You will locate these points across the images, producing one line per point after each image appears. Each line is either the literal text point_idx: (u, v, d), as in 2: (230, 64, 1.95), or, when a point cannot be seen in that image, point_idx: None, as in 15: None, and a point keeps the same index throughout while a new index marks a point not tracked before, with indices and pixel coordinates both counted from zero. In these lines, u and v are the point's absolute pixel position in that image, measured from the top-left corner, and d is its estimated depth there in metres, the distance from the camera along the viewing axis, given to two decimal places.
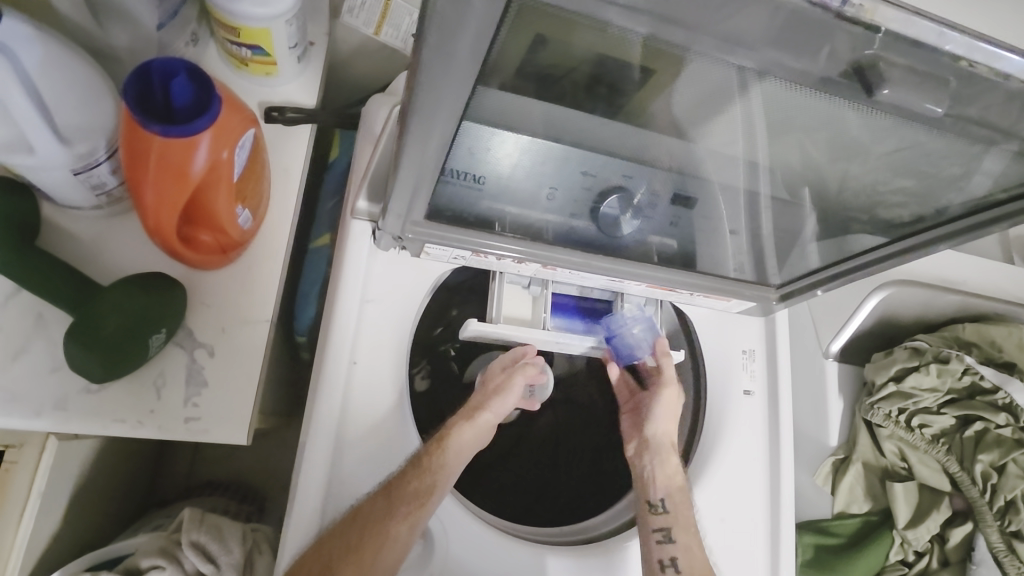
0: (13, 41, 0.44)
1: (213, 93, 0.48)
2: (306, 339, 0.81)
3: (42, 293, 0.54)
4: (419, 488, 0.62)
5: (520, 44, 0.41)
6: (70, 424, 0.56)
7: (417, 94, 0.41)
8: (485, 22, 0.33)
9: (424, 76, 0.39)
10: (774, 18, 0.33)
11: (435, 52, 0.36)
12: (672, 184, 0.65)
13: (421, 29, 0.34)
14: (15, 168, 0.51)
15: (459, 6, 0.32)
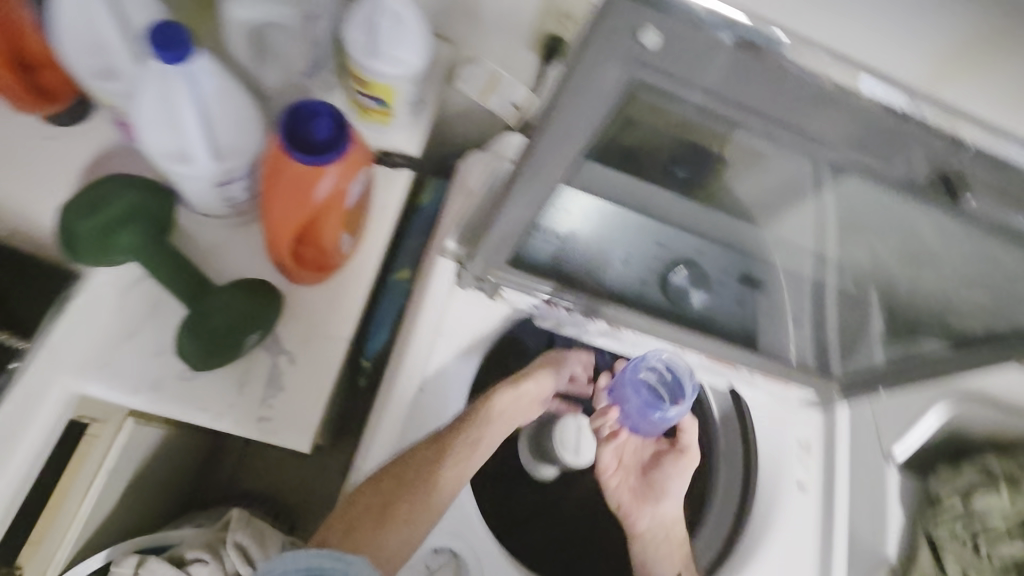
0: (199, 72, 0.53)
1: (347, 133, 0.55)
2: (370, 365, 0.85)
3: (165, 283, 0.61)
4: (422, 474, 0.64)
5: (632, 122, 0.45)
6: (162, 404, 0.62)
7: (535, 146, 0.45)
8: (609, 96, 0.38)
9: (546, 132, 0.43)
10: (865, 128, 0.37)
11: (562, 113, 0.40)
12: (739, 266, 0.71)
13: (553, 97, 0.40)
14: (168, 173, 0.59)
15: (585, 84, 0.37)
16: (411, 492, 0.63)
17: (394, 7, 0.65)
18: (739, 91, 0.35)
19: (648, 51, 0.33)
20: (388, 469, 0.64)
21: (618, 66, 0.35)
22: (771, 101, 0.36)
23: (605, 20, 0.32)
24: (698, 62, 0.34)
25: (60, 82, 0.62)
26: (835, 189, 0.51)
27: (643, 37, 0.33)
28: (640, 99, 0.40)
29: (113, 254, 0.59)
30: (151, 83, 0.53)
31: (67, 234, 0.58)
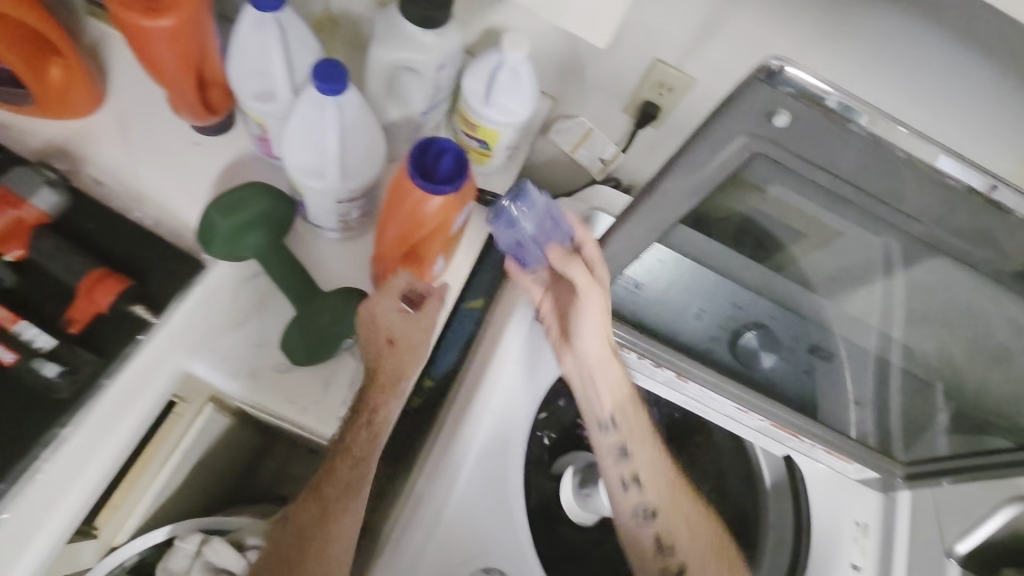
0: (348, 101, 0.61)
1: (464, 170, 0.60)
2: (433, 387, 0.84)
3: (279, 282, 0.67)
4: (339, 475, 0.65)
5: (734, 192, 0.50)
6: (257, 391, 0.67)
7: (645, 203, 0.50)
8: (729, 163, 0.43)
9: (660, 193, 0.47)
10: (942, 200, 0.43)
11: (681, 177, 0.45)
12: (809, 337, 0.73)
13: (677, 158, 0.44)
14: (300, 185, 0.66)
15: (712, 150, 0.42)
16: (341, 488, 0.66)
17: (514, 64, 0.70)
18: (842, 165, 0.41)
19: (775, 125, 0.39)
20: (342, 451, 0.65)
21: (744, 137, 0.40)
22: (866, 174, 0.42)
23: (743, 96, 0.38)
24: (814, 138, 0.40)
25: (221, 96, 0.69)
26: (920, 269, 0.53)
27: (774, 115, 0.38)
28: (756, 167, 0.44)
29: (240, 250, 0.66)
30: (307, 107, 0.61)
31: (207, 227, 0.64)
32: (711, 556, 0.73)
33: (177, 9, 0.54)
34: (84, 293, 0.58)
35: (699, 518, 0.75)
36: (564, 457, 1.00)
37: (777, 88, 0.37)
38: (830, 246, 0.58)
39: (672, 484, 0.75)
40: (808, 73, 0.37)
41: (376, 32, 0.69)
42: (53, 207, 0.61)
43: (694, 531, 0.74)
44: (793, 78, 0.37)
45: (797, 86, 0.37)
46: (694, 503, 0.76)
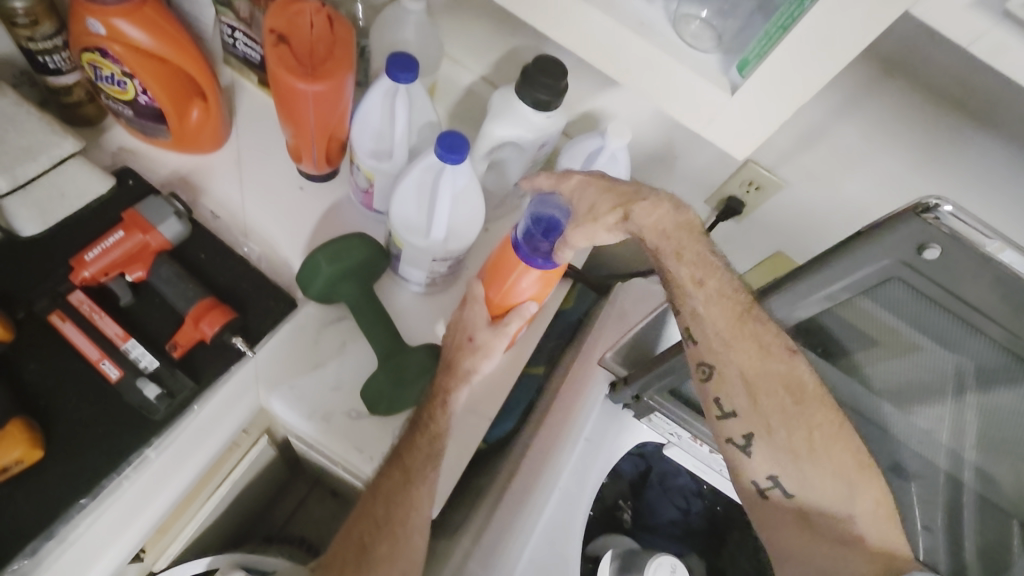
0: (464, 170, 0.64)
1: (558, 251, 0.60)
2: (485, 448, 0.82)
3: (367, 329, 0.69)
4: (417, 462, 0.62)
5: (854, 308, 0.55)
6: (326, 435, 0.66)
7: (776, 296, 0.55)
8: (867, 279, 0.50)
9: (797, 291, 0.53)
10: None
11: (821, 279, 0.51)
12: (888, 453, 0.70)
13: (823, 262, 0.51)
14: (400, 240, 0.69)
15: (859, 262, 0.49)
16: (423, 470, 0.62)
17: (615, 150, 0.73)
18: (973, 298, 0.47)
19: (924, 256, 0.46)
20: (392, 470, 0.62)
21: (888, 258, 0.48)
22: (994, 307, 0.47)
23: (899, 226, 0.46)
24: (956, 271, 0.47)
25: (338, 150, 0.74)
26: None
27: (926, 248, 0.46)
28: (889, 287, 0.50)
29: (334, 296, 0.70)
30: (426, 169, 0.65)
31: (311, 269, 0.67)
32: (832, 482, 0.61)
33: (328, 76, 0.62)
34: (191, 321, 0.62)
35: (801, 421, 0.60)
36: (603, 538, 0.96)
37: (932, 221, 0.45)
38: (921, 361, 0.58)
39: (759, 378, 0.60)
40: (965, 217, 0.45)
41: (493, 109, 0.73)
42: (177, 235, 0.66)
43: (808, 451, 0.60)
44: (948, 218, 0.45)
45: (948, 224, 0.45)
46: (791, 401, 0.60)
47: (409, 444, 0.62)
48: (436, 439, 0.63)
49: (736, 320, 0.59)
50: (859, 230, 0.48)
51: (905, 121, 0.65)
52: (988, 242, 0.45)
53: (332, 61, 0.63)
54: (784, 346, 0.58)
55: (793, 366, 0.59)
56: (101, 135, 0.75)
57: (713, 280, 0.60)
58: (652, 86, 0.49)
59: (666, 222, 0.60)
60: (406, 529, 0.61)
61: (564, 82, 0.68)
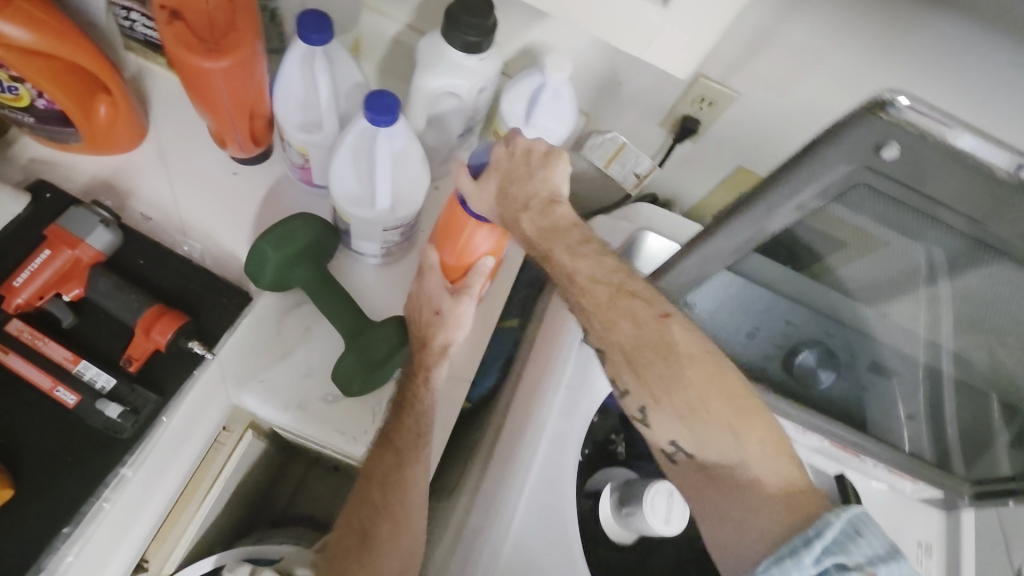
0: (400, 133, 0.60)
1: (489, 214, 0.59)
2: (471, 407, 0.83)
3: (329, 312, 0.67)
4: (405, 441, 0.62)
5: (815, 217, 0.53)
6: (303, 423, 0.66)
7: (748, 215, 0.53)
8: (831, 186, 0.48)
9: (767, 205, 0.51)
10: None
11: (789, 190, 0.49)
12: (863, 352, 0.70)
13: (786, 174, 0.49)
14: (346, 216, 0.65)
15: (817, 172, 0.47)
16: (410, 451, 0.62)
17: (558, 85, 0.70)
18: (943, 188, 0.45)
19: (885, 156, 0.44)
20: (383, 453, 0.62)
21: (851, 163, 0.45)
22: (966, 199, 0.45)
23: (854, 127, 0.43)
24: (917, 167, 0.44)
25: (264, 128, 0.69)
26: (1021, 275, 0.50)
27: (884, 147, 0.43)
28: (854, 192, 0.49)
29: (288, 282, 0.67)
30: (360, 139, 0.61)
31: (257, 258, 0.64)
32: (721, 434, 0.57)
33: (234, 50, 0.57)
34: (142, 331, 0.60)
35: (679, 380, 0.57)
36: (600, 472, 0.98)
37: (884, 119, 0.41)
38: (883, 258, 0.58)
39: (636, 347, 0.58)
40: (925, 108, 0.41)
41: (421, 59, 0.68)
42: (108, 245, 0.63)
43: (697, 410, 0.57)
44: (904, 111, 0.42)
45: (906, 118, 0.42)
46: (665, 364, 0.57)
47: (398, 427, 0.62)
48: (423, 414, 0.62)
49: (609, 300, 0.57)
50: (816, 135, 0.45)
51: (852, 11, 0.61)
52: (940, 132, 0.41)
53: (234, 32, 0.57)
54: (655, 313, 0.57)
55: (663, 331, 0.57)
56: (8, 148, 0.70)
57: (586, 266, 0.57)
58: (582, 10, 0.45)
59: (534, 228, 0.57)
60: (403, 507, 0.62)
61: (492, 20, 0.63)
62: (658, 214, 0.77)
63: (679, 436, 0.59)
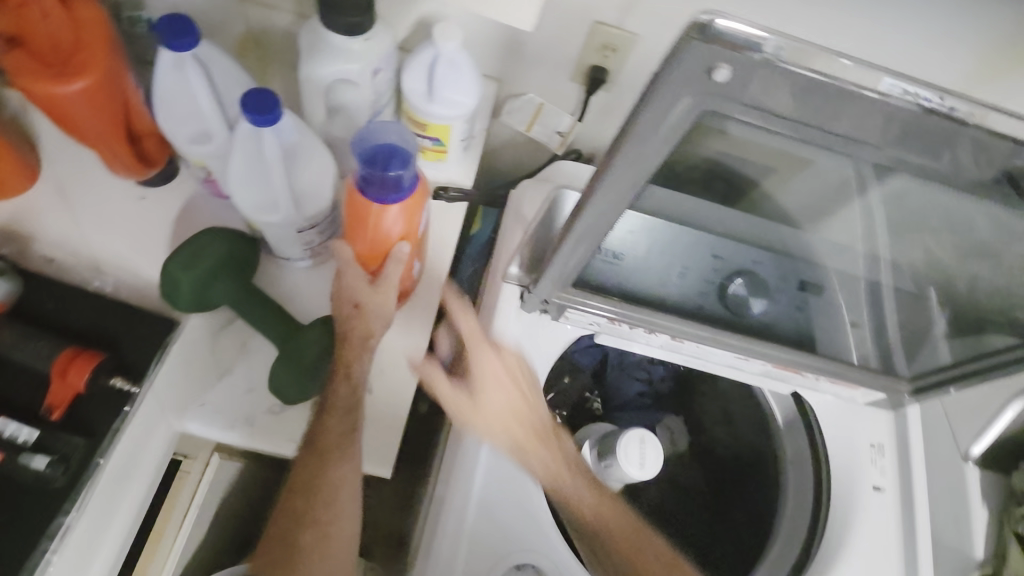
0: (285, 128, 0.59)
1: (397, 193, 0.56)
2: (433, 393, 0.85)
3: (256, 323, 0.65)
4: (332, 444, 0.61)
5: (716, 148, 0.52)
6: (254, 438, 0.65)
7: (607, 172, 0.47)
8: (681, 124, 0.41)
9: (621, 157, 0.45)
10: (922, 136, 0.39)
11: (637, 141, 0.44)
12: (797, 273, 0.71)
13: (629, 122, 0.42)
14: (257, 223, 0.63)
15: (658, 116, 0.41)
16: (336, 457, 0.61)
17: (451, 55, 0.68)
18: (799, 109, 0.39)
19: (720, 83, 0.37)
20: (308, 456, 0.61)
21: (692, 98, 0.39)
22: (828, 114, 0.38)
23: (678, 61, 0.37)
24: (760, 87, 0.37)
25: (154, 143, 0.67)
26: (920, 193, 0.51)
27: (714, 71, 0.36)
28: (708, 122, 0.43)
29: (210, 297, 0.63)
30: (246, 142, 0.58)
31: (170, 284, 0.61)
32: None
33: (92, 68, 0.54)
34: (58, 376, 0.58)
35: (595, 527, 0.67)
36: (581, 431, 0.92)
37: (706, 46, 0.35)
38: (793, 178, 0.57)
39: (546, 470, 0.66)
40: (741, 24, 0.35)
41: (304, 49, 0.66)
42: (10, 293, 0.61)
43: (606, 544, 0.67)
44: (725, 31, 0.35)
45: (728, 37, 0.35)
46: (572, 465, 0.68)
47: (321, 432, 0.61)
48: (348, 422, 0.61)
49: (511, 422, 0.67)
50: (647, 77, 0.39)
51: None
52: (764, 48, 0.35)
53: (85, 50, 0.54)
54: (572, 451, 0.70)
55: (574, 471, 0.68)
56: None
57: (490, 356, 0.69)
58: None
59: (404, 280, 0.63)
60: (333, 510, 0.61)
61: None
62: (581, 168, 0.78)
63: (594, 544, 0.68)
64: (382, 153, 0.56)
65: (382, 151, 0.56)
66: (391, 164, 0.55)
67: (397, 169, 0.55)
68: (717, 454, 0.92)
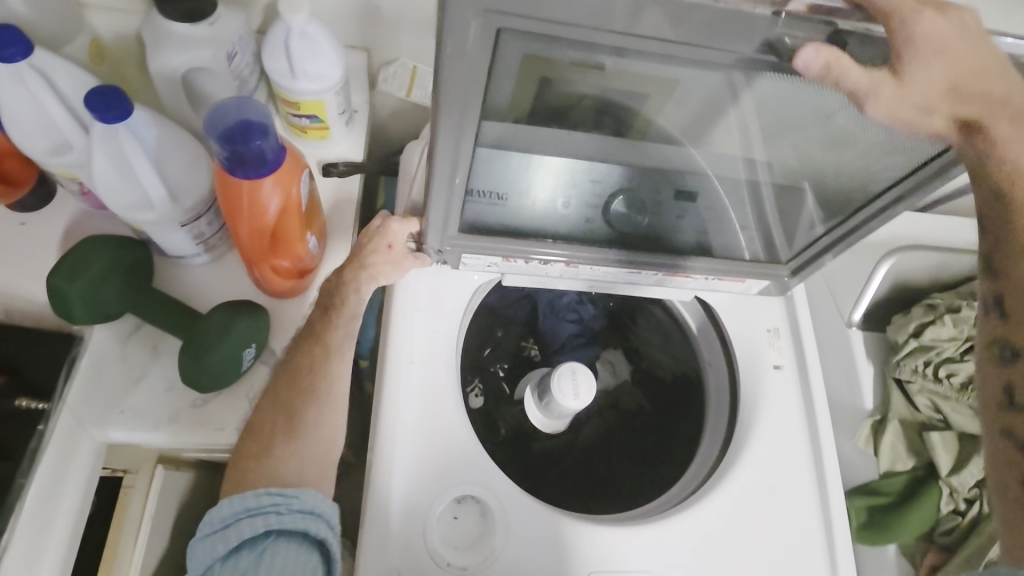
0: (139, 125, 0.59)
1: (264, 168, 0.58)
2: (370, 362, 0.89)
3: (162, 323, 0.67)
4: (285, 408, 0.62)
5: (548, 80, 0.56)
6: (181, 433, 0.66)
7: (441, 105, 0.50)
8: (482, 42, 0.45)
9: (444, 85, 0.48)
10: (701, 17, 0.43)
11: (451, 65, 0.46)
12: None
13: (439, 51, 0.46)
14: (137, 225, 0.64)
15: (458, 40, 0.44)
16: (291, 426, 0.62)
17: (303, 28, 0.69)
18: (578, 12, 0.42)
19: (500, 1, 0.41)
20: (256, 427, 0.62)
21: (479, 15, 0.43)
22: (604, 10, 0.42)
23: None
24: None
25: (21, 164, 0.67)
26: (740, 84, 0.56)
27: None
28: (510, 36, 0.47)
29: (103, 303, 0.64)
30: (100, 144, 0.58)
31: (58, 297, 0.61)
32: None
33: None
34: None
35: None
36: (524, 377, 0.94)
37: None
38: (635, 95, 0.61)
39: None
40: None
41: (151, 45, 0.66)
42: None
43: None
44: None
45: None
46: None
47: (278, 398, 0.63)
48: (342, 315, 0.67)
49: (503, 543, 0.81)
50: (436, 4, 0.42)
51: None
52: None
53: None
54: None
55: None
56: None
57: None
58: None
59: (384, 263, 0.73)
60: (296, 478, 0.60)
61: None
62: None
63: None
64: (239, 129, 0.57)
65: (239, 127, 0.57)
66: (247, 137, 0.57)
67: (258, 142, 0.57)
68: (656, 376, 0.96)
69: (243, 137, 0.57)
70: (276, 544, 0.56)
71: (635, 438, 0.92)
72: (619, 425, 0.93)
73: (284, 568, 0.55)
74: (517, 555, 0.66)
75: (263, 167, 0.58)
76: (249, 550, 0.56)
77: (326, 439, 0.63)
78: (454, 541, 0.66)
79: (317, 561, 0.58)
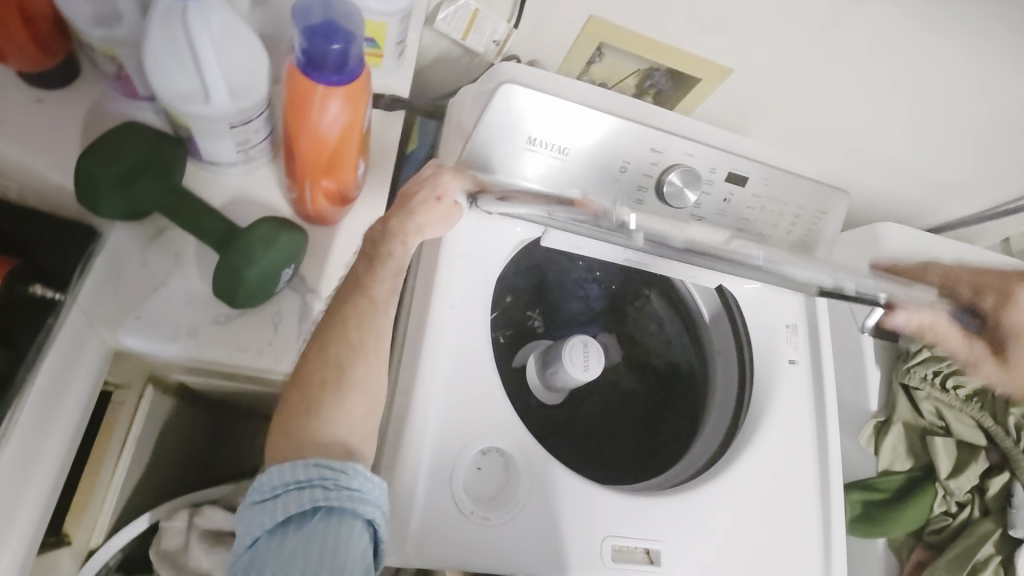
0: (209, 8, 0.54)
1: (343, 75, 0.54)
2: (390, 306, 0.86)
3: (192, 228, 0.61)
4: (316, 375, 0.56)
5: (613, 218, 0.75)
6: (201, 349, 0.62)
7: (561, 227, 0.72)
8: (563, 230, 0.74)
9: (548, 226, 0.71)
10: None
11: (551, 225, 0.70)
12: (725, 164, 0.78)
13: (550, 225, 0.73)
14: (183, 117, 0.59)
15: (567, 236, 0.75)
16: (325, 375, 0.56)
17: None
18: None
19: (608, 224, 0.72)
20: (290, 391, 0.56)
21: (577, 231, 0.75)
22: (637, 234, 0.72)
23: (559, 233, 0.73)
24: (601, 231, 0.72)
25: (52, 32, 0.60)
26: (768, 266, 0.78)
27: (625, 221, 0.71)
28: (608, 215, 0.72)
29: (133, 194, 0.59)
30: (162, 19, 0.53)
31: (87, 180, 0.56)
32: None
33: None
34: None
35: None
36: (525, 348, 0.92)
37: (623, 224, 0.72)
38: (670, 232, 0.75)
39: None
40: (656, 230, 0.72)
41: None
42: None
43: None
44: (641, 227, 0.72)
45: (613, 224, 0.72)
46: None
47: (311, 358, 0.57)
48: (387, 262, 0.63)
49: None
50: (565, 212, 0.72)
51: None
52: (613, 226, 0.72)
53: None
54: None
55: None
56: None
57: None
58: None
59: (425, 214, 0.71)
60: (327, 416, 0.55)
61: None
62: (526, 70, 0.75)
63: None
64: (324, 28, 0.52)
65: (322, 27, 0.53)
66: (329, 38, 0.52)
67: (341, 46, 0.52)
68: (652, 364, 0.95)
69: (326, 37, 0.52)
70: (326, 524, 0.50)
71: (626, 422, 0.91)
72: (617, 405, 0.92)
73: (338, 550, 0.49)
74: (543, 511, 0.65)
75: (341, 75, 0.54)
76: (298, 526, 0.50)
77: (373, 400, 0.58)
78: (479, 492, 0.65)
79: (368, 542, 0.52)
